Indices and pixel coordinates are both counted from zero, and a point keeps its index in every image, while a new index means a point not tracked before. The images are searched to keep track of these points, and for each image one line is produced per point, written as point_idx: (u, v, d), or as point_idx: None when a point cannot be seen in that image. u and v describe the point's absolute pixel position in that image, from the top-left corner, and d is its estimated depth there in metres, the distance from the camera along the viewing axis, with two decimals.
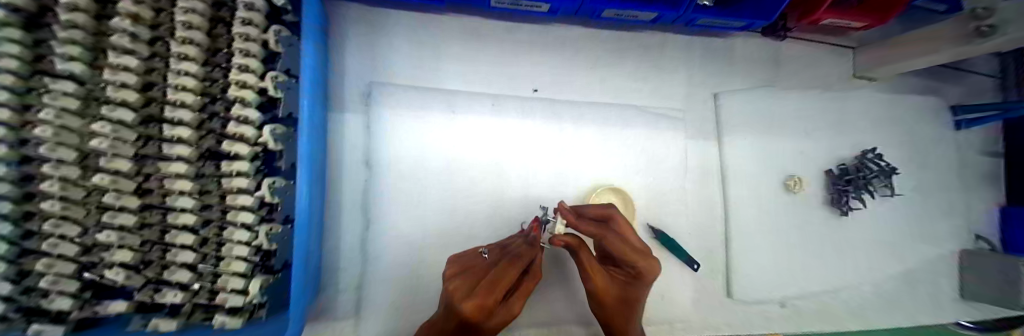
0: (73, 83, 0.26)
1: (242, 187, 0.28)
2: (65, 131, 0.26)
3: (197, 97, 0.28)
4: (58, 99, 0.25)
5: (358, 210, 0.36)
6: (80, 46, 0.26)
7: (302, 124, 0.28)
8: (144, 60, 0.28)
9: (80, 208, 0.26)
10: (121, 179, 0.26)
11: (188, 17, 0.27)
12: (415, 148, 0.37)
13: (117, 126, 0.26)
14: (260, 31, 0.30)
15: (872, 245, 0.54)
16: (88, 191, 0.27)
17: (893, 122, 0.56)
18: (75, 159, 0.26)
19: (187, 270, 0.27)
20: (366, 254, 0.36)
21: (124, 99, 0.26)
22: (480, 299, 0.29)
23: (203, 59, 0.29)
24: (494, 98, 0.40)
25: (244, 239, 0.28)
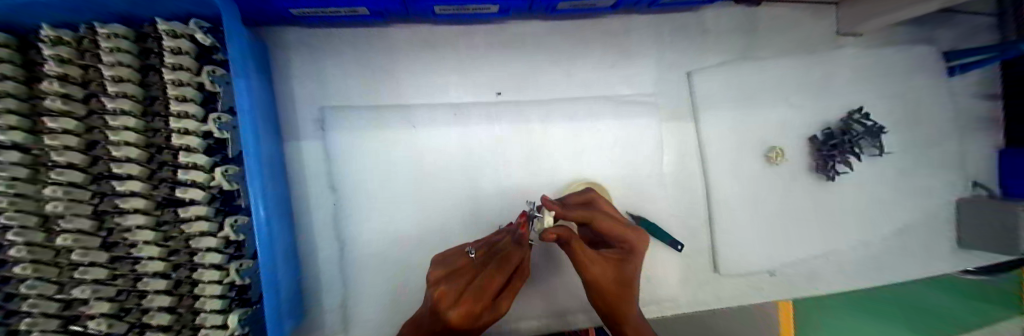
0: (17, 152, 0.26)
1: (204, 229, 0.28)
2: (21, 198, 0.26)
3: (143, 150, 0.28)
4: (5, 169, 0.25)
5: (331, 234, 0.37)
6: (16, 114, 0.26)
7: (248, 166, 0.28)
8: (82, 120, 0.27)
9: (52, 267, 0.27)
10: (84, 236, 0.27)
11: (115, 70, 0.26)
12: (379, 167, 0.38)
13: (68, 187, 0.26)
14: (193, 74, 0.29)
15: (865, 206, 0.53)
16: (58, 250, 0.27)
17: (882, 78, 0.53)
18: (37, 223, 0.26)
19: (166, 313, 0.28)
20: (346, 274, 0.37)
21: (70, 160, 0.26)
22: (471, 306, 0.28)
23: (141, 111, 0.28)
24: (455, 107, 0.39)
25: (216, 279, 0.28)
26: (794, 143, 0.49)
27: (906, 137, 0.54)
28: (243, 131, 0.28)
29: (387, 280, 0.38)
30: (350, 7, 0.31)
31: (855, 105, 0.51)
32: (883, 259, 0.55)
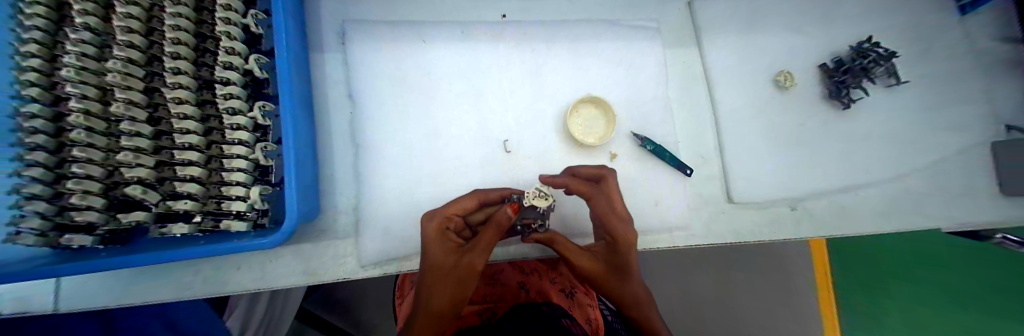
0: (88, 33, 0.32)
1: (237, 108, 0.32)
2: (86, 72, 0.31)
3: (191, 37, 0.32)
4: (77, 45, 0.31)
5: (347, 137, 0.40)
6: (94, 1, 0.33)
7: (279, 46, 0.33)
8: (145, 10, 0.33)
9: (103, 138, 0.32)
10: (134, 107, 0.31)
11: None
12: (393, 79, 0.42)
13: (126, 63, 0.31)
14: None
15: (887, 138, 0.50)
16: (108, 125, 0.33)
17: (887, 12, 0.54)
18: (95, 95, 0.32)
19: (195, 183, 0.31)
20: (361, 178, 0.40)
21: (132, 42, 0.32)
22: (437, 237, 0.34)
23: (195, 5, 0.33)
24: (463, 26, 0.44)
25: (242, 154, 0.31)
26: (802, 71, 0.49)
27: (928, 69, 0.52)
28: (274, 21, 0.33)
29: (398, 185, 0.40)
30: None
31: (864, 36, 0.51)
32: (939, 199, 0.48)
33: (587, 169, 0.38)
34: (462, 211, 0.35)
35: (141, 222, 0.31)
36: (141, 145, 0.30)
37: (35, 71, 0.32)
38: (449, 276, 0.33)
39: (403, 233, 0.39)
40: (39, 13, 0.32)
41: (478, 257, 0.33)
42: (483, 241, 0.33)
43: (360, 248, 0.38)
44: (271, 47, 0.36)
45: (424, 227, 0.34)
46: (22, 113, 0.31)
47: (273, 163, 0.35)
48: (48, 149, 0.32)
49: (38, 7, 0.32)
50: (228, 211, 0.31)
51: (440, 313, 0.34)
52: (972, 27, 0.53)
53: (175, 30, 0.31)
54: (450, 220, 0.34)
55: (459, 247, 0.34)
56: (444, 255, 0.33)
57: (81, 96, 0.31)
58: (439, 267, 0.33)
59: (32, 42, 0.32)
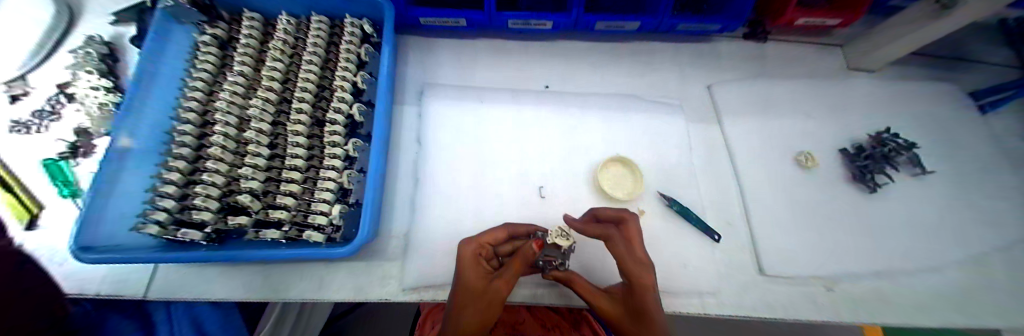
0: (241, 77, 0.43)
1: (337, 141, 0.42)
2: (233, 106, 0.42)
3: (314, 87, 0.44)
4: (231, 86, 0.42)
5: (410, 173, 0.48)
6: (250, 57, 0.45)
7: (379, 100, 0.44)
8: (286, 65, 0.45)
9: (230, 155, 0.41)
10: (262, 134, 0.41)
11: (316, 42, 0.45)
12: (453, 129, 0.52)
13: (265, 103, 0.42)
14: (356, 47, 0.47)
15: (932, 224, 0.48)
16: (237, 145, 0.42)
17: (905, 104, 0.57)
18: (234, 123, 0.42)
19: (291, 197, 0.39)
20: (414, 208, 0.46)
21: (272, 87, 0.43)
22: (472, 261, 0.36)
23: (321, 65, 0.46)
24: (514, 93, 0.55)
25: (333, 177, 0.40)
26: (823, 152, 0.52)
27: (958, 160, 0.53)
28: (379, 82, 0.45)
29: (444, 219, 0.45)
30: (458, 19, 0.52)
31: (882, 126, 0.54)
32: (1010, 299, 0.43)
33: (609, 212, 0.41)
34: (494, 241, 0.39)
35: (240, 225, 0.37)
36: (258, 162, 0.39)
37: (195, 101, 0.43)
38: (477, 300, 0.33)
39: (442, 262, 0.42)
40: (210, 60, 0.44)
41: (506, 283, 0.34)
42: (511, 269, 0.35)
43: (405, 272, 0.42)
44: (368, 98, 0.47)
45: (461, 251, 0.37)
46: (177, 130, 0.41)
47: (353, 187, 0.43)
48: (186, 159, 0.40)
49: (209, 56, 0.44)
50: (311, 224, 0.38)
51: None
52: (992, 127, 0.56)
53: (305, 82, 0.43)
54: (484, 247, 0.38)
55: (488, 274, 0.36)
56: (475, 278, 0.35)
57: (225, 123, 0.41)
58: (471, 288, 0.34)
59: (200, 80, 0.43)
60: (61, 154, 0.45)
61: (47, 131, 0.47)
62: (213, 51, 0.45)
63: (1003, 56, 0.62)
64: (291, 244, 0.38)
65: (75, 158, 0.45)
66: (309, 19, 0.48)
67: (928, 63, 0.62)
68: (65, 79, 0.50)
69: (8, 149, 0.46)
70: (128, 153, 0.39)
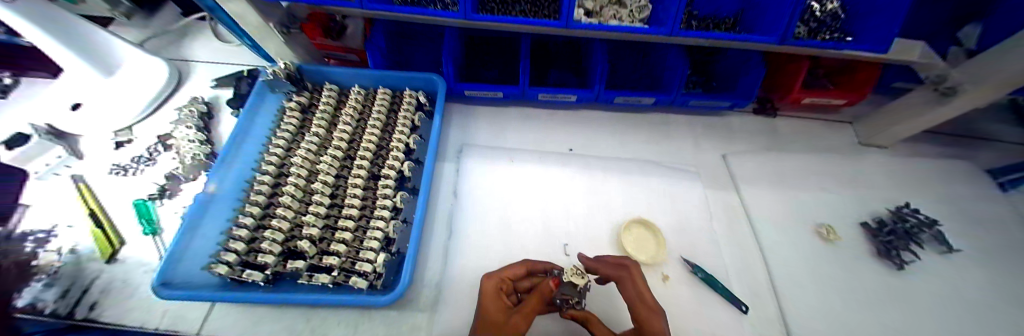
0: (316, 138, 0.53)
1: (388, 193, 0.50)
2: (307, 161, 0.51)
3: (373, 147, 0.54)
4: (308, 145, 0.52)
5: (445, 224, 0.53)
6: (325, 120, 0.55)
7: (429, 159, 0.52)
8: (353, 129, 0.55)
9: (298, 203, 0.48)
10: (327, 186, 0.50)
11: (380, 110, 0.56)
12: (485, 184, 0.58)
13: (335, 159, 0.52)
14: (411, 115, 0.58)
15: (978, 308, 0.46)
16: (303, 195, 0.50)
17: (923, 180, 0.59)
18: (305, 175, 0.50)
19: (344, 244, 0.44)
20: (448, 259, 0.49)
21: (340, 146, 0.53)
22: (494, 296, 0.38)
23: (381, 129, 0.56)
24: (541, 153, 0.62)
25: (381, 226, 0.46)
26: (843, 224, 0.53)
27: (995, 236, 0.52)
28: (428, 143, 0.56)
29: (474, 271, 0.48)
30: (497, 91, 0.62)
31: (901, 201, 0.56)
32: None
33: (611, 257, 0.43)
34: (515, 277, 0.42)
35: (296, 270, 0.42)
36: (321, 211, 0.47)
37: (275, 156, 0.51)
38: (495, 331, 0.35)
39: (471, 317, 0.43)
40: (292, 122, 0.54)
41: (524, 318, 0.36)
42: (530, 306, 0.38)
43: (434, 323, 0.43)
44: (416, 156, 0.57)
45: (484, 285, 0.39)
46: (257, 179, 0.49)
47: (396, 236, 0.48)
48: (260, 205, 0.47)
49: (292, 119, 0.54)
50: (357, 270, 0.42)
51: None
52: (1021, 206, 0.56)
53: (368, 142, 0.53)
54: (505, 282, 0.40)
55: (508, 308, 0.38)
56: (494, 311, 0.37)
57: (297, 175, 0.49)
58: (491, 320, 0.36)
59: (281, 138, 0.52)
60: (150, 195, 0.53)
61: (142, 174, 0.55)
62: (296, 115, 0.54)
63: (1016, 138, 0.65)
64: (337, 289, 0.42)
65: (161, 199, 0.53)
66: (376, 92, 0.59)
67: (941, 140, 0.65)
68: (166, 131, 0.60)
69: (105, 189, 0.54)
70: (213, 200, 0.46)
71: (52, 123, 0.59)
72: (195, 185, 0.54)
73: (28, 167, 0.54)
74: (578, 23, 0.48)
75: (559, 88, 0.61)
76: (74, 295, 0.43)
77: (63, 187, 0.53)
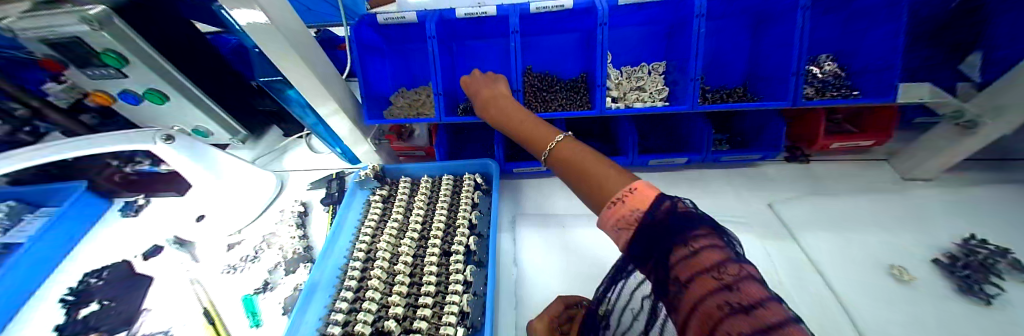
0: (396, 222, 0.63)
1: (459, 268, 0.56)
2: (390, 244, 0.60)
3: (442, 226, 0.62)
4: (391, 230, 0.62)
5: (510, 292, 0.56)
6: (403, 207, 0.66)
7: (492, 232, 0.60)
8: (425, 212, 0.66)
9: (383, 284, 0.55)
10: (407, 266, 0.57)
11: (446, 193, 0.68)
12: (541, 249, 0.62)
13: (413, 240, 0.60)
14: (472, 193, 0.68)
15: None
16: (388, 276, 0.56)
17: (985, 208, 0.58)
18: (388, 257, 0.58)
19: (425, 320, 0.49)
20: (519, 328, 0.51)
21: (416, 228, 0.62)
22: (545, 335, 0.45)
23: (448, 209, 0.66)
24: (590, 216, 0.67)
25: (457, 299, 0.51)
26: (912, 262, 0.52)
27: None
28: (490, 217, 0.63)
29: None
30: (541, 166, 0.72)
31: (965, 233, 0.55)
32: None
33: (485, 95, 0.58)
34: (557, 313, 0.48)
35: None
36: (404, 289, 0.52)
37: (365, 243, 0.60)
38: None
39: None
40: (377, 211, 0.65)
41: None
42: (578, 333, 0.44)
43: None
44: (479, 230, 0.64)
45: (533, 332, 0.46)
46: (350, 265, 0.57)
47: (471, 309, 0.52)
48: (352, 290, 0.53)
49: (377, 209, 0.66)
50: None
51: None
52: None
53: (438, 222, 0.62)
54: (551, 320, 0.47)
55: None
56: None
57: (382, 258, 0.57)
58: None
59: (369, 227, 0.63)
60: (255, 290, 0.61)
61: (248, 271, 0.64)
62: (379, 205, 0.66)
63: None
64: None
65: (263, 292, 0.60)
66: (441, 178, 0.71)
67: (986, 166, 0.65)
68: (268, 231, 0.71)
69: (213, 287, 0.62)
70: (316, 287, 0.55)
71: (179, 234, 0.71)
72: (294, 276, 0.63)
73: (155, 273, 0.64)
74: (610, 110, 0.58)
75: None
76: None
77: (180, 288, 0.61)
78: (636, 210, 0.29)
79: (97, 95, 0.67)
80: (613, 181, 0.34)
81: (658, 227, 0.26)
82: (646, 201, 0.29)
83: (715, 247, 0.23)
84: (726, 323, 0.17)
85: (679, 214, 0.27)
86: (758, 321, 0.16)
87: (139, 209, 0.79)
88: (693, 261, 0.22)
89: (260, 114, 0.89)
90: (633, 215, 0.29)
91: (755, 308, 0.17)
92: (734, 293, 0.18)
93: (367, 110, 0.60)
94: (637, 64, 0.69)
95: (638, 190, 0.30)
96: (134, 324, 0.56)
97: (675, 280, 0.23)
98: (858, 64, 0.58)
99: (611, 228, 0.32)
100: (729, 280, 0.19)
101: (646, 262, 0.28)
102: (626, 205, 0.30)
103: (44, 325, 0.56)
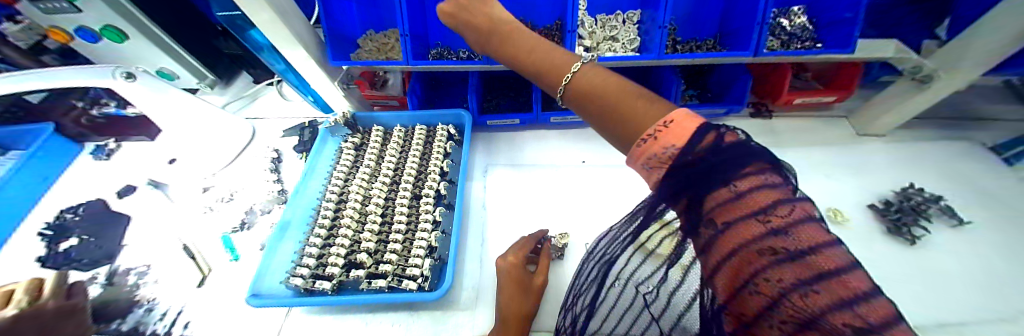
0: (369, 168, 0.65)
1: (429, 210, 0.59)
2: (362, 188, 0.62)
3: (415, 172, 0.64)
4: (362, 175, 0.63)
5: (478, 232, 0.61)
6: (376, 154, 0.67)
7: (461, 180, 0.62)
8: (398, 161, 0.67)
9: (356, 223, 0.57)
10: (378, 208, 0.59)
11: (421, 140, 0.69)
12: (509, 195, 0.65)
13: (385, 185, 0.62)
14: (446, 140, 0.69)
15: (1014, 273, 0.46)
16: (362, 215, 0.59)
17: (922, 163, 0.62)
18: (360, 199, 0.60)
19: (395, 254, 0.53)
20: (485, 262, 0.57)
21: (388, 174, 0.64)
22: (514, 265, 0.50)
23: (421, 156, 0.67)
24: (562, 167, 0.69)
25: (425, 237, 0.55)
26: (850, 208, 0.56)
27: (1008, 211, 0.54)
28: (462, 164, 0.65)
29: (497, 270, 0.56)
30: (514, 118, 0.72)
31: (904, 183, 0.59)
32: None
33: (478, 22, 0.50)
34: (526, 252, 0.53)
35: (359, 277, 0.51)
36: (375, 228, 0.55)
37: (337, 190, 0.61)
38: (517, 284, 0.48)
39: (484, 307, 0.52)
40: (348, 158, 0.66)
41: (540, 278, 0.50)
42: (543, 269, 0.51)
43: (475, 314, 0.51)
44: (450, 177, 0.66)
45: (504, 265, 0.50)
46: (323, 206, 0.59)
47: (439, 245, 0.56)
48: (325, 227, 0.56)
49: (348, 156, 0.66)
50: (408, 275, 0.51)
51: (517, 313, 0.46)
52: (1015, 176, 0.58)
53: (411, 168, 0.64)
54: (520, 257, 0.51)
55: (525, 274, 0.50)
56: (515, 272, 0.50)
57: (355, 200, 0.59)
58: (515, 279, 0.49)
59: (342, 171, 0.64)
60: (233, 228, 0.63)
61: (224, 211, 0.66)
62: (352, 152, 0.67)
63: (1014, 114, 0.67)
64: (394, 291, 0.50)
65: (241, 230, 0.63)
66: (414, 128, 0.71)
67: (938, 121, 0.68)
68: (243, 174, 0.72)
69: (189, 225, 0.64)
70: (291, 224, 0.58)
71: (152, 176, 0.72)
72: (270, 216, 0.65)
73: (131, 212, 0.66)
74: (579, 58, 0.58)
75: (567, 113, 0.72)
76: (171, 316, 0.52)
77: (156, 226, 0.63)
78: (670, 147, 0.24)
79: (53, 32, 0.66)
80: (642, 110, 0.27)
81: (696, 169, 0.22)
82: (684, 135, 0.23)
83: (766, 183, 0.20)
84: (771, 271, 0.18)
85: (723, 150, 0.22)
86: (809, 269, 0.16)
87: (110, 153, 0.77)
88: (740, 204, 0.20)
89: (227, 58, 0.85)
90: (666, 152, 0.24)
91: (805, 252, 0.17)
92: (783, 238, 0.18)
93: (331, 50, 0.59)
94: (612, 12, 0.67)
95: (675, 121, 0.24)
96: (113, 259, 0.58)
97: (711, 222, 0.22)
98: (825, 18, 0.58)
99: (638, 165, 0.27)
100: (779, 223, 0.18)
101: (677, 198, 0.26)
102: (659, 141, 0.24)
103: (29, 255, 0.59)
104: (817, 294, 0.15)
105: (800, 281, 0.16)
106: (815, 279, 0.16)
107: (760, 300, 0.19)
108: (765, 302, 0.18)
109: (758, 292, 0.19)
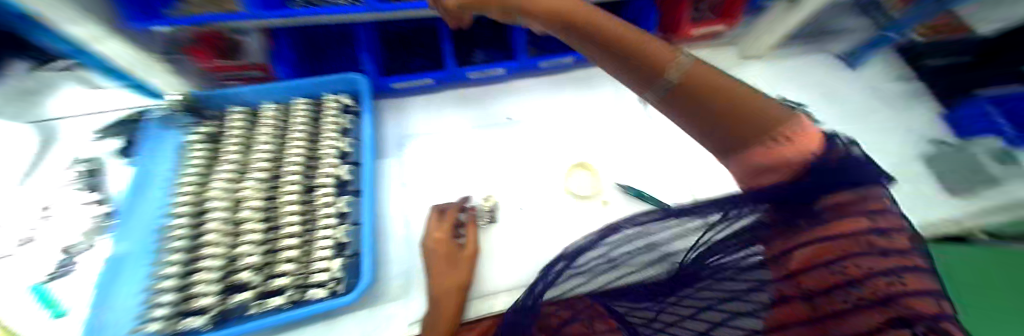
0: (234, 164, 0.50)
1: (329, 201, 0.48)
2: (226, 190, 0.48)
3: (302, 158, 0.52)
4: (224, 175, 0.49)
5: (398, 215, 0.53)
6: (240, 145, 0.53)
7: (366, 160, 0.52)
8: (274, 151, 0.53)
9: (227, 237, 0.45)
10: (257, 211, 0.46)
11: (301, 119, 0.55)
12: (427, 167, 0.58)
13: (261, 182, 0.49)
14: (338, 114, 0.57)
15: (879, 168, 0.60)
16: (234, 224, 0.46)
17: (790, 80, 0.71)
18: (228, 205, 0.47)
19: (291, 263, 0.43)
20: (408, 242, 0.50)
21: (263, 167, 0.50)
22: (438, 244, 0.45)
23: (308, 138, 0.54)
24: (482, 127, 0.63)
25: (329, 234, 0.45)
26: None
27: (842, 113, 0.66)
28: (364, 142, 0.54)
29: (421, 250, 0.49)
30: (423, 78, 0.61)
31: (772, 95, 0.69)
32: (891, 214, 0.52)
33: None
34: (450, 227, 0.47)
35: (246, 300, 0.41)
36: (256, 237, 0.44)
37: (190, 202, 0.47)
38: (447, 261, 0.43)
39: (418, 292, 0.46)
40: (201, 155, 0.51)
41: (470, 252, 0.45)
42: (471, 244, 0.46)
43: (409, 298, 0.46)
44: (354, 158, 0.55)
45: (429, 244, 0.45)
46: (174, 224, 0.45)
47: (349, 240, 0.47)
48: (182, 250, 0.43)
49: (200, 152, 0.51)
50: (313, 283, 0.42)
51: (451, 291, 0.41)
52: (852, 80, 0.70)
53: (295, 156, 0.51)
54: (442, 234, 0.46)
55: (454, 253, 0.45)
56: (442, 249, 0.45)
57: (220, 207, 0.46)
58: (443, 257, 0.44)
59: (194, 174, 0.49)
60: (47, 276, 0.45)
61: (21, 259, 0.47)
62: (202, 148, 0.52)
63: None
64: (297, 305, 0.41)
65: (58, 278, 0.45)
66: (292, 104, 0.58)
67: (808, 39, 0.77)
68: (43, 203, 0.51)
69: None
70: (130, 257, 0.43)
71: None
72: (97, 250, 0.48)
73: None
74: None
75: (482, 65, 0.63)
76: None
77: None
78: (814, 156, 0.21)
79: None
80: (771, 112, 0.22)
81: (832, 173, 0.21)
82: (812, 142, 0.22)
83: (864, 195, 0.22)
84: (865, 261, 0.20)
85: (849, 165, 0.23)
86: (898, 264, 0.19)
87: None
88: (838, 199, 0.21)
89: None
90: (803, 157, 0.21)
91: (893, 255, 0.20)
92: (880, 238, 0.20)
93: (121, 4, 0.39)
94: None
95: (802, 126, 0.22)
96: None
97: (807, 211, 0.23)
98: None
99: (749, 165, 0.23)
100: (878, 226, 0.21)
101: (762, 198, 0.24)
102: (796, 144, 0.21)
103: None
104: (906, 284, 0.18)
105: (890, 271, 0.19)
106: (898, 270, 0.19)
107: (838, 280, 0.21)
108: (843, 279, 0.20)
109: (839, 272, 0.21)
